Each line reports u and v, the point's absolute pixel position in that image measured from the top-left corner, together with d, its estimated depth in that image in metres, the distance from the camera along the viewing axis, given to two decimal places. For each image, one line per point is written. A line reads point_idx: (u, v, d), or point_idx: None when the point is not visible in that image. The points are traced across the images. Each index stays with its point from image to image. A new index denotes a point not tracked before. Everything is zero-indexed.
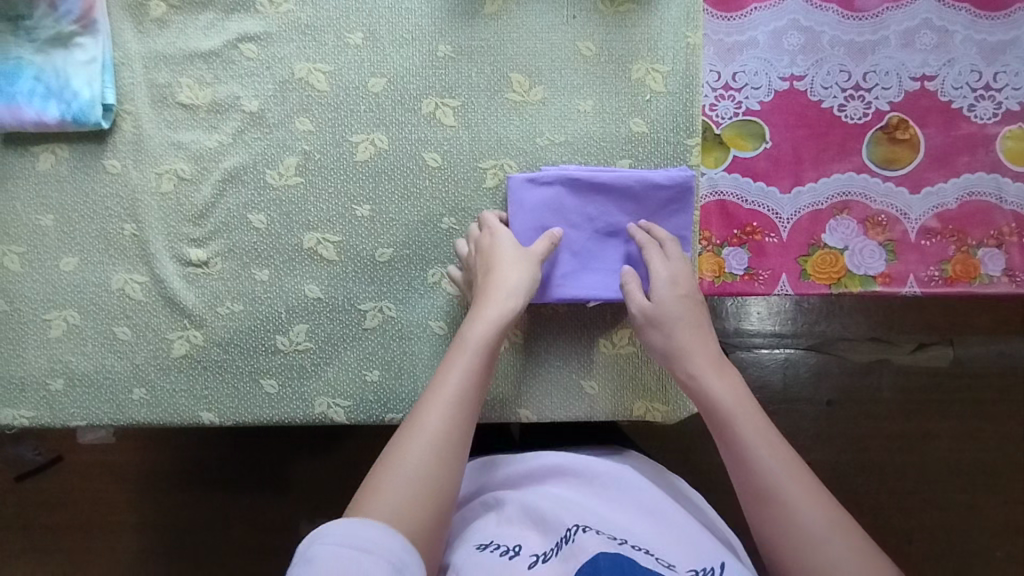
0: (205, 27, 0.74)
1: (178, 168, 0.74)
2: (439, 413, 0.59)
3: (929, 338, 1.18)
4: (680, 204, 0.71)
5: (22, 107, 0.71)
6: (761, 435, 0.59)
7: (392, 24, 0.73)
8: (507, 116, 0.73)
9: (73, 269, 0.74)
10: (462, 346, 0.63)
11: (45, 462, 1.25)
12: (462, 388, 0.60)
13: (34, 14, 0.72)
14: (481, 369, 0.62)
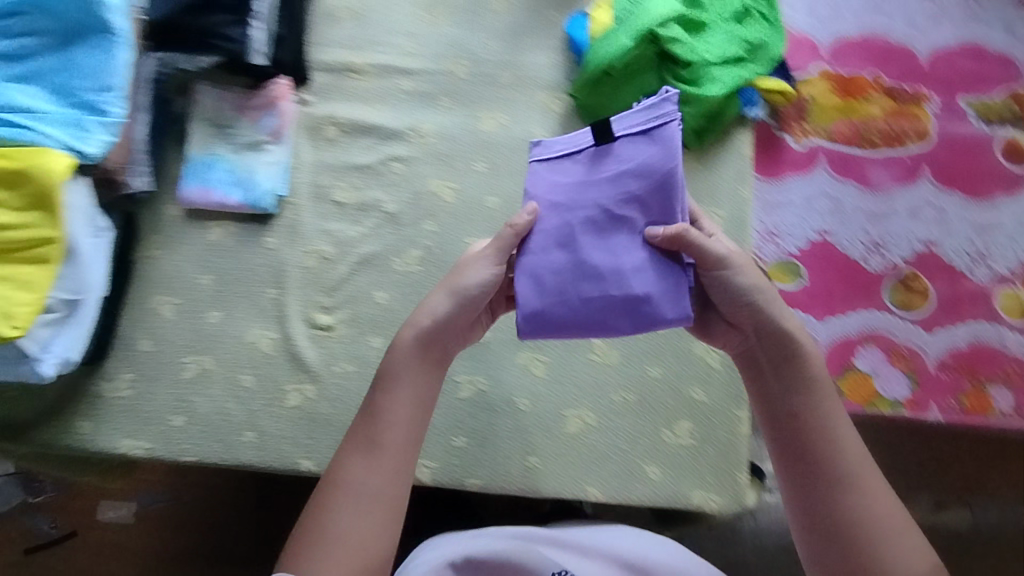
0: (364, 147, 0.94)
1: (322, 249, 0.90)
2: (375, 471, 0.62)
3: (950, 499, 1.22)
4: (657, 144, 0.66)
5: (213, 189, 0.89)
6: (840, 423, 0.63)
7: (511, 161, 0.93)
8: None
9: (217, 321, 0.87)
10: (396, 390, 0.65)
11: (58, 536, 1.21)
12: (394, 431, 0.64)
13: (237, 124, 0.91)
14: (403, 398, 0.65)
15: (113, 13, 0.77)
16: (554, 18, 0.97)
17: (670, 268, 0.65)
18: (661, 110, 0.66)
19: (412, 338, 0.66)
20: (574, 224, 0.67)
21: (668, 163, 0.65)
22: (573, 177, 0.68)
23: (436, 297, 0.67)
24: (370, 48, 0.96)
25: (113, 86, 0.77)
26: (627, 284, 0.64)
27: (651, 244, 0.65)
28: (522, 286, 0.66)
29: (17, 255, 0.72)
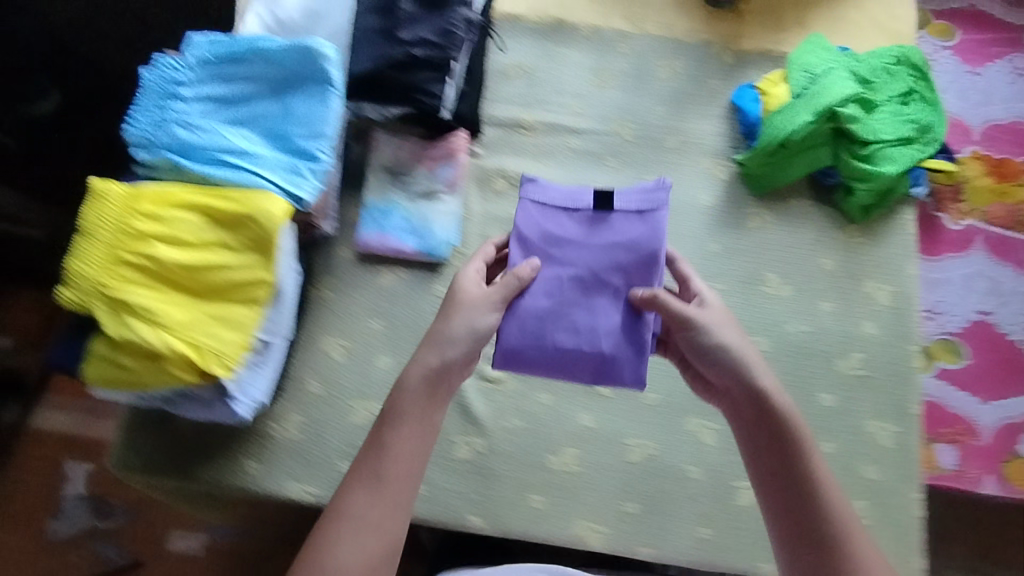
0: None
1: None
2: (366, 504, 0.63)
3: None
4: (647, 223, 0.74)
5: (390, 236, 0.90)
6: (827, 484, 0.64)
7: (677, 226, 0.94)
8: (761, 304, 0.91)
9: (387, 367, 0.88)
10: (403, 425, 0.66)
11: (123, 564, 1.20)
12: (392, 465, 0.64)
13: (412, 172, 0.92)
14: (411, 433, 0.66)
15: (332, 65, 0.78)
16: (719, 88, 0.99)
17: (639, 332, 0.71)
18: (657, 194, 0.75)
19: (419, 378, 0.67)
20: (563, 278, 0.73)
21: (651, 244, 0.73)
22: (568, 233, 0.75)
23: (444, 338, 0.68)
24: (538, 106, 0.99)
25: (325, 134, 0.78)
26: (597, 342, 0.71)
27: (624, 307, 0.72)
28: (506, 326, 0.72)
29: (228, 295, 0.72)
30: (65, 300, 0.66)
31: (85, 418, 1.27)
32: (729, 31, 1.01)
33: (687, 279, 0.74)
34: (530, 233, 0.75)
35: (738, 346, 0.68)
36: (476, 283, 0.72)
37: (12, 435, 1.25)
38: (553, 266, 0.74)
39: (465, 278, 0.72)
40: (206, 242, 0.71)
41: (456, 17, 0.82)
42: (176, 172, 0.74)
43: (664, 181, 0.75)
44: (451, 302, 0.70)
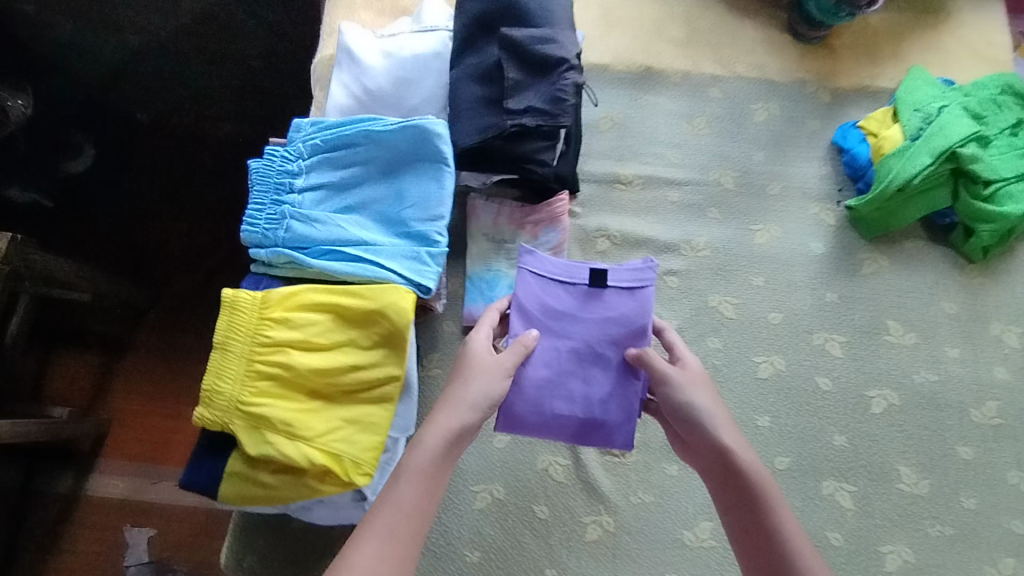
0: (637, 261, 0.91)
1: None
2: (376, 557, 0.53)
3: None
4: (639, 299, 0.74)
5: None
6: (806, 543, 0.55)
7: (790, 276, 0.91)
8: (886, 355, 0.88)
9: (504, 445, 0.84)
10: (416, 474, 0.58)
11: None
12: (406, 517, 0.56)
13: (515, 240, 0.89)
14: (430, 488, 0.58)
15: (444, 141, 0.75)
16: (818, 129, 0.96)
17: (629, 398, 0.73)
18: (645, 271, 0.74)
19: (442, 431, 0.61)
20: (562, 350, 0.73)
21: (644, 321, 0.73)
22: (567, 306, 0.74)
23: (463, 395, 0.64)
24: (633, 159, 0.95)
25: (441, 215, 0.74)
26: (592, 410, 0.73)
27: (619, 380, 0.73)
28: (512, 397, 0.73)
29: (360, 396, 0.68)
30: (202, 420, 0.63)
31: (144, 482, 1.20)
32: (823, 69, 0.99)
33: (674, 344, 0.72)
34: (530, 304, 0.74)
35: (703, 401, 0.64)
36: (488, 351, 0.68)
37: (69, 507, 1.18)
38: (550, 339, 0.73)
39: (479, 347, 0.68)
40: (338, 343, 0.67)
41: (566, 81, 0.78)
42: (296, 268, 0.71)
43: (652, 259, 0.74)
44: (461, 370, 0.67)
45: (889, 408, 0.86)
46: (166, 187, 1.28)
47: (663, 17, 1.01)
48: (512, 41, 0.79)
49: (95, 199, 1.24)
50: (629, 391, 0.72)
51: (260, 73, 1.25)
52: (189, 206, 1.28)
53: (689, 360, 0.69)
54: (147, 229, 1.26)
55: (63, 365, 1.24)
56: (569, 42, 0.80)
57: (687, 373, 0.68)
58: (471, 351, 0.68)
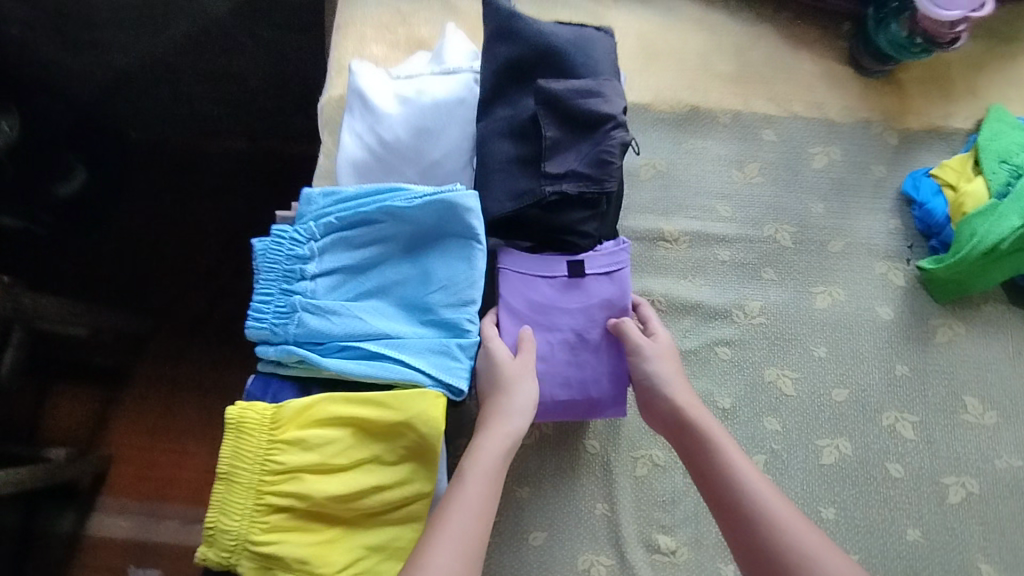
0: (685, 329, 0.82)
1: (653, 454, 0.79)
2: (453, 553, 0.53)
3: None
4: (618, 277, 0.74)
5: None
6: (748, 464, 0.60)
7: (855, 346, 0.82)
8: (963, 437, 0.79)
9: (541, 543, 0.75)
10: (474, 476, 0.59)
11: None
12: (475, 516, 0.56)
13: None
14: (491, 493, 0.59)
15: (476, 215, 0.66)
16: (884, 176, 0.88)
17: (619, 375, 0.75)
18: (619, 254, 0.74)
19: (499, 444, 0.63)
20: (552, 342, 0.74)
21: (625, 304, 0.75)
22: (552, 299, 0.74)
23: (510, 406, 0.66)
24: (678, 214, 0.86)
25: (472, 298, 0.65)
26: (588, 390, 0.74)
27: (608, 359, 0.75)
28: None
29: (386, 517, 0.60)
30: (206, 560, 0.55)
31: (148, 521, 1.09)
32: (889, 107, 0.90)
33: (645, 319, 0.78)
34: (517, 303, 0.73)
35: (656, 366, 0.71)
36: (510, 359, 0.69)
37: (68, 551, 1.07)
38: (541, 333, 0.74)
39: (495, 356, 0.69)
40: (359, 461, 0.59)
41: (613, 141, 0.69)
42: (308, 368, 0.62)
43: (623, 241, 0.75)
44: (495, 384, 0.67)
45: (968, 497, 0.77)
46: (161, 208, 1.16)
47: (710, 51, 0.92)
48: (551, 95, 0.70)
49: (86, 222, 1.13)
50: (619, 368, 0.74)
51: (265, 94, 1.14)
52: (188, 229, 1.16)
53: (655, 330, 0.74)
54: (142, 257, 1.15)
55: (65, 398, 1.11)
56: (615, 93, 0.71)
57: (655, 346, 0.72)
58: (486, 363, 0.69)
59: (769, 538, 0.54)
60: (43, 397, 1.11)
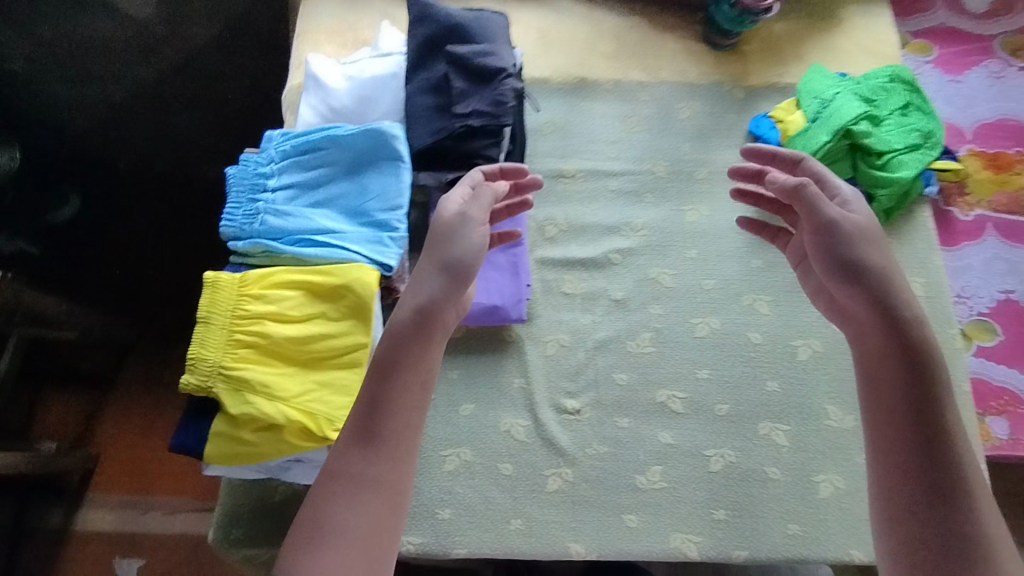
0: (584, 243, 1.03)
1: (559, 338, 0.97)
2: (368, 460, 0.64)
3: None
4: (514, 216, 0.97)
5: None
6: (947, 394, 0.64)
7: (719, 247, 1.02)
8: (807, 309, 0.98)
9: (470, 413, 0.93)
10: (398, 374, 0.68)
11: None
12: (393, 420, 0.66)
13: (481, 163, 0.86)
14: (397, 395, 0.67)
15: (400, 142, 0.88)
16: (736, 121, 1.10)
17: (516, 288, 0.94)
18: None
19: (406, 331, 0.70)
20: None
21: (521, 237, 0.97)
22: None
23: (429, 271, 0.74)
24: (574, 157, 1.08)
25: (400, 205, 0.87)
26: (491, 297, 0.93)
27: (508, 275, 0.95)
28: None
29: (331, 361, 0.77)
30: (189, 385, 0.73)
31: (130, 514, 1.35)
32: (737, 68, 1.13)
33: (828, 182, 0.80)
34: None
35: (886, 259, 0.71)
36: (455, 212, 0.78)
37: (59, 541, 1.31)
38: None
39: (449, 213, 0.78)
40: (310, 315, 0.77)
41: (506, 87, 0.92)
42: (270, 256, 0.82)
43: None
44: (433, 236, 0.77)
45: (813, 354, 0.95)
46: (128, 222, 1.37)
47: (594, 36, 1.16)
48: (457, 56, 0.94)
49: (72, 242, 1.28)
50: (515, 282, 0.94)
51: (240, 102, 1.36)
52: (157, 235, 1.40)
53: (862, 219, 0.75)
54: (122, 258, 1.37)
55: (52, 408, 1.40)
56: (507, 54, 0.95)
57: (846, 216, 0.76)
58: (444, 214, 0.79)
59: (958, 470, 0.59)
60: (35, 407, 1.39)
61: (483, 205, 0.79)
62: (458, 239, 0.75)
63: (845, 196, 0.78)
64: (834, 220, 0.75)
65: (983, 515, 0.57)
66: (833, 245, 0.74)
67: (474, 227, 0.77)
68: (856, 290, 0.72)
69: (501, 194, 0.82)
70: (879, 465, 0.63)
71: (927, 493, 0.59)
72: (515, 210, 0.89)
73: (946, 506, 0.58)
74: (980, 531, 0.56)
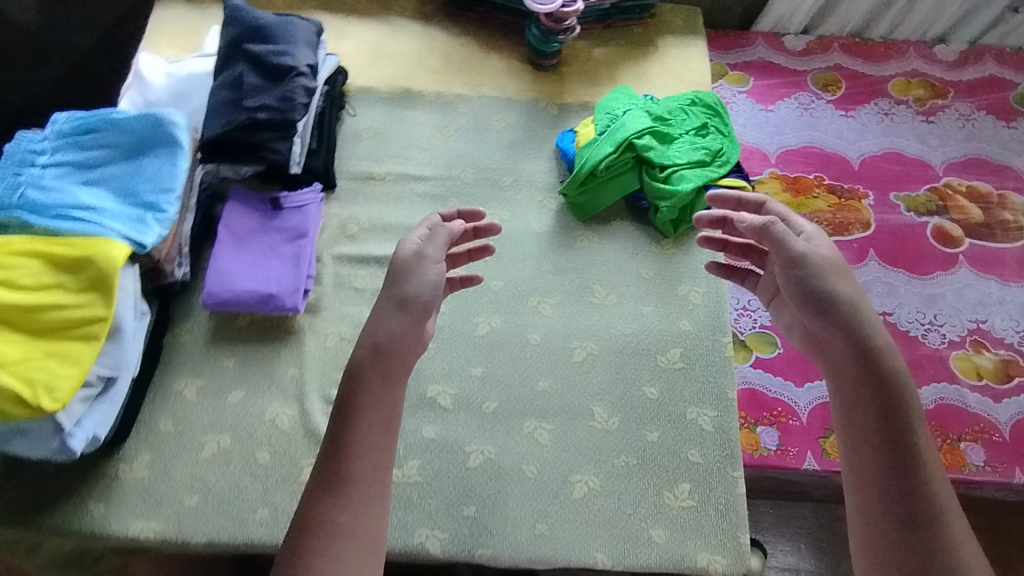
0: (383, 242, 1.06)
1: (341, 331, 0.98)
2: (350, 509, 0.66)
3: None
4: (304, 209, 1.01)
5: (235, 282, 0.95)
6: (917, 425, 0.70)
7: (513, 250, 1.05)
8: (590, 313, 1.00)
9: (237, 400, 0.92)
10: (357, 417, 0.69)
11: None
12: (361, 462, 0.67)
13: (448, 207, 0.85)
14: (371, 426, 0.69)
15: (179, 130, 0.93)
16: (546, 135, 1.15)
17: (297, 278, 0.96)
18: (304, 197, 1.02)
19: (368, 368, 0.71)
20: (249, 253, 0.97)
21: (309, 230, 0.99)
22: (253, 224, 0.99)
23: (387, 309, 0.75)
24: (388, 160, 1.13)
25: (173, 188, 0.90)
26: (269, 286, 0.95)
27: (290, 265, 0.97)
28: (211, 285, 0.95)
29: (65, 333, 0.79)
30: None
31: None
32: (553, 88, 1.20)
33: (789, 217, 0.85)
34: (228, 228, 0.99)
35: (853, 291, 0.76)
36: (416, 252, 0.79)
37: None
38: (249, 248, 0.98)
39: (405, 251, 0.78)
40: (46, 285, 0.80)
41: (296, 84, 0.99)
42: (25, 228, 0.84)
43: (318, 189, 1.04)
44: (390, 276, 0.78)
45: (588, 356, 0.97)
46: None
47: (423, 52, 1.22)
48: (254, 55, 1.00)
49: None
50: (297, 272, 0.96)
51: None
52: None
53: (828, 252, 0.80)
54: None
55: None
56: (304, 56, 1.02)
57: (817, 249, 0.80)
58: (405, 254, 0.78)
59: (931, 501, 0.65)
60: None
61: (440, 243, 0.80)
62: (412, 276, 0.76)
63: (808, 230, 0.82)
64: (802, 255, 0.79)
65: (958, 546, 0.63)
66: (803, 284, 0.78)
67: (430, 266, 0.78)
68: (831, 323, 0.76)
69: (458, 235, 0.82)
70: (858, 496, 0.69)
71: (908, 529, 0.65)
72: (476, 254, 0.87)
73: (931, 538, 0.64)
74: (953, 561, 0.62)
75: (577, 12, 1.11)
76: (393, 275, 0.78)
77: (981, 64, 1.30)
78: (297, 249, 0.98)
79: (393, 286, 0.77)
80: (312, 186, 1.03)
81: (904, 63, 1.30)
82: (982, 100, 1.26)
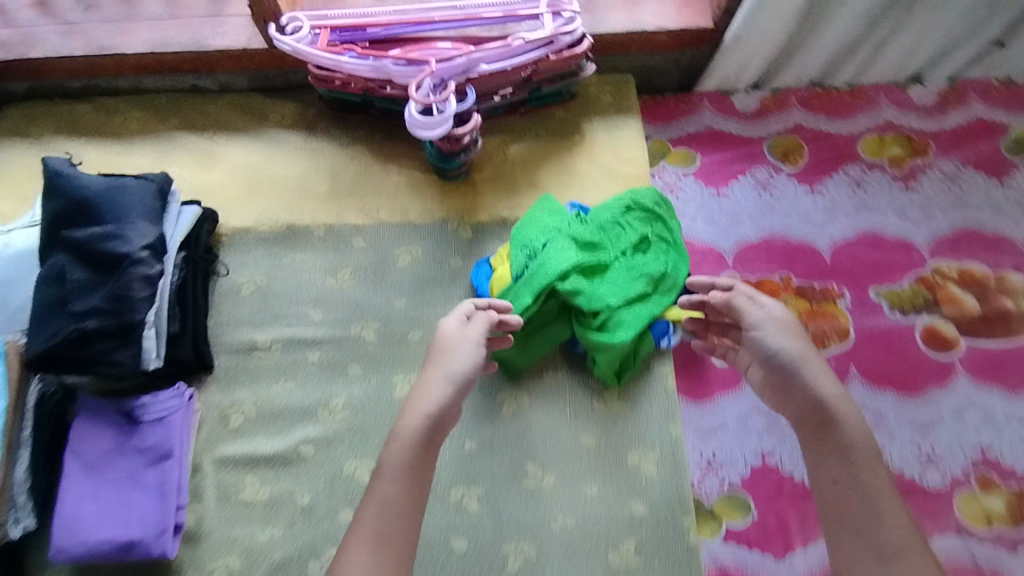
0: (275, 433, 0.88)
1: (230, 561, 0.82)
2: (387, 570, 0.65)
3: None
4: (167, 421, 0.84)
5: (88, 532, 0.78)
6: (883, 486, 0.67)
7: None
8: (525, 502, 0.84)
9: None
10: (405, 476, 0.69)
11: None
12: (403, 521, 0.67)
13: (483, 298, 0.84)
14: (414, 479, 0.69)
15: None
16: (460, 266, 0.97)
17: (164, 512, 0.79)
18: (167, 403, 0.85)
19: (416, 426, 0.71)
20: (103, 487, 0.80)
21: (176, 447, 0.83)
22: (107, 447, 0.83)
23: (436, 383, 0.74)
24: (274, 323, 0.94)
25: None
26: (129, 529, 0.78)
27: (154, 497, 0.80)
28: (58, 537, 0.77)
29: None
30: None
31: None
32: (463, 205, 1.00)
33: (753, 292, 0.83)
34: (76, 456, 0.82)
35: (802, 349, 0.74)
36: (464, 333, 0.78)
37: None
38: (103, 480, 0.81)
39: (445, 330, 0.78)
40: None
41: (130, 276, 0.80)
42: None
43: (183, 389, 0.86)
44: (437, 352, 0.77)
45: (525, 560, 0.81)
46: None
47: (309, 171, 1.03)
48: (76, 244, 0.81)
49: None
50: (164, 505, 0.79)
51: None
52: None
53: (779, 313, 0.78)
54: None
55: None
56: (138, 232, 0.82)
57: (769, 313, 0.78)
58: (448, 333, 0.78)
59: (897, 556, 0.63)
60: None
61: (481, 327, 0.79)
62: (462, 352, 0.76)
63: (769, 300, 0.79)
64: (755, 324, 0.78)
65: None
66: (760, 353, 0.76)
67: (469, 348, 0.77)
68: (782, 384, 0.74)
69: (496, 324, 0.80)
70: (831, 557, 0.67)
71: None
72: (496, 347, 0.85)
73: None
74: None
75: (475, 128, 0.91)
76: (434, 352, 0.78)
77: (964, 105, 1.11)
78: (162, 474, 0.81)
79: (439, 363, 0.76)
80: (176, 387, 0.86)
81: (875, 115, 1.11)
82: (969, 153, 1.07)
